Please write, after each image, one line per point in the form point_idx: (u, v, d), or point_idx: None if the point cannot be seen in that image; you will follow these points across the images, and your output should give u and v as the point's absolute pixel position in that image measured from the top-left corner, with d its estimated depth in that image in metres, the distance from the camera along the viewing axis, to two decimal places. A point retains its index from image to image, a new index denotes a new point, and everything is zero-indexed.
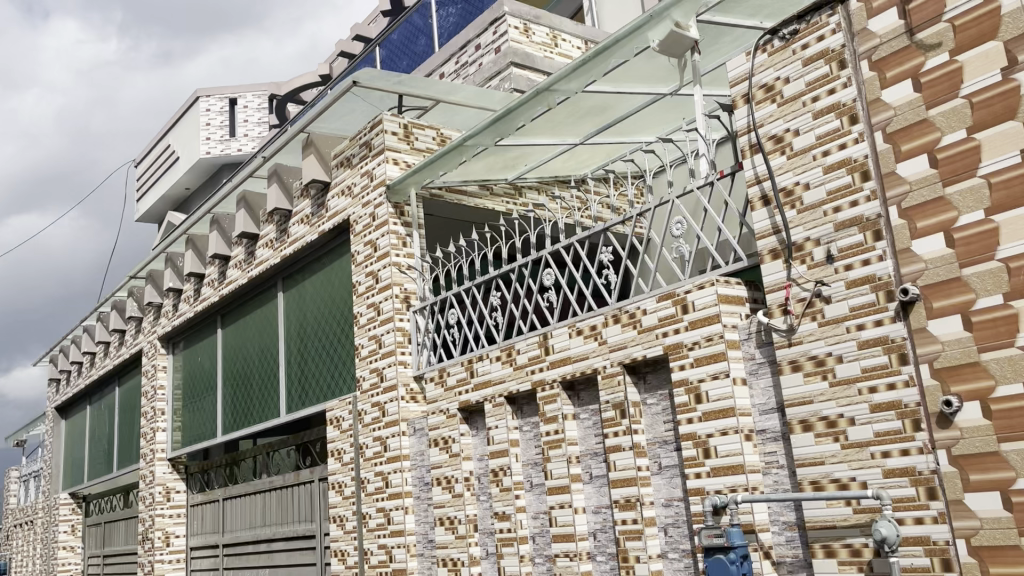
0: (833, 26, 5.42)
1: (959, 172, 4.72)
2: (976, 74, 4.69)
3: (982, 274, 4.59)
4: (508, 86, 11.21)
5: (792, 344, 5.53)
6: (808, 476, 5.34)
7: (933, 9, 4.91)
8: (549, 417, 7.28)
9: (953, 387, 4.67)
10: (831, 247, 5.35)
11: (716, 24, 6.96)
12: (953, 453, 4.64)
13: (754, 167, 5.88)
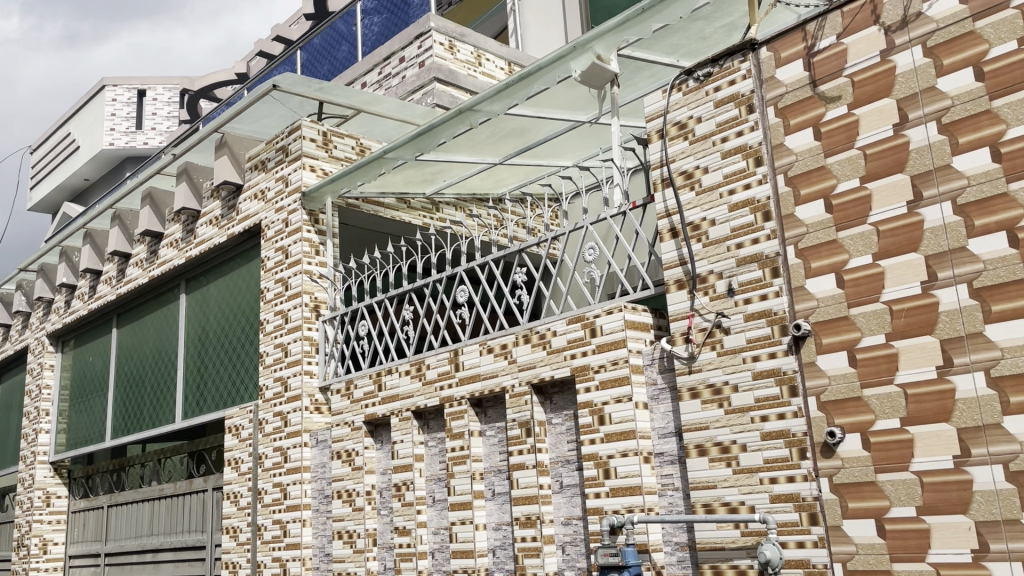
0: (744, 72, 5.73)
1: (852, 218, 5.06)
2: (871, 128, 5.05)
3: (868, 315, 4.93)
4: (430, 100, 11.29)
5: (692, 372, 5.76)
6: (701, 499, 5.58)
7: (835, 63, 5.26)
8: (454, 433, 7.35)
9: (837, 419, 4.99)
10: (732, 281, 5.62)
11: (636, 59, 7.27)
12: (835, 481, 4.95)
13: (664, 200, 6.12)
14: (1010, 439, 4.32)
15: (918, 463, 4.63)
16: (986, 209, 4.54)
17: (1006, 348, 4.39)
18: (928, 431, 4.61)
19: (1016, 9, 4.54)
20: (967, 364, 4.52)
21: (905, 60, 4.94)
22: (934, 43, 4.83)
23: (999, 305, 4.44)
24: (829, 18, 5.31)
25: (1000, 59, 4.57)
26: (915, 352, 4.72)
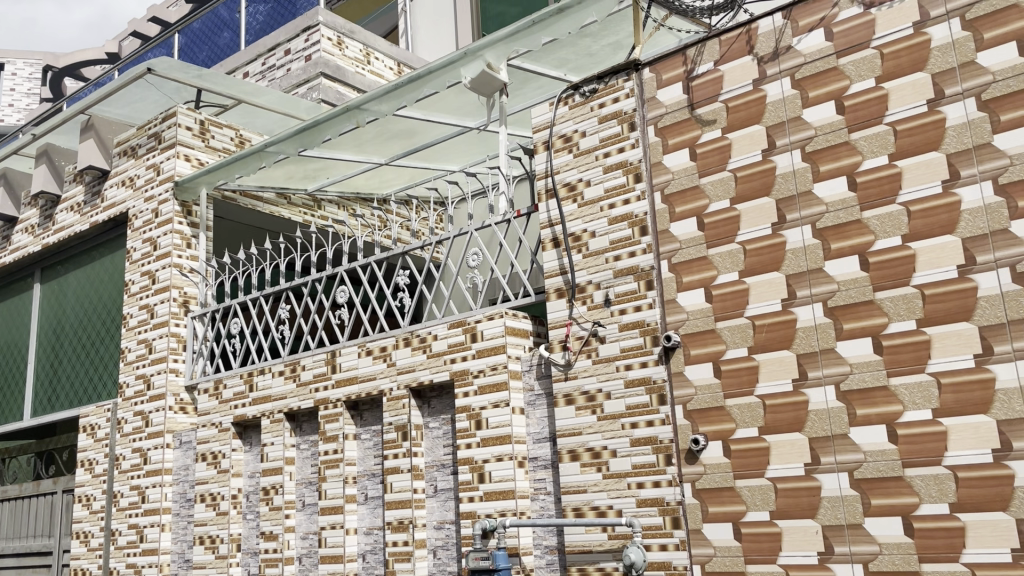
0: (627, 90, 5.93)
1: (722, 237, 5.32)
2: (741, 153, 5.32)
3: (733, 328, 5.18)
4: (315, 95, 11.03)
5: (568, 378, 5.90)
6: (571, 503, 5.72)
7: (711, 88, 5.51)
8: (328, 436, 7.23)
9: (702, 428, 5.23)
10: (609, 291, 5.79)
11: (525, 70, 7.36)
12: (697, 486, 5.19)
13: (547, 211, 6.25)
14: (855, 448, 4.64)
15: (773, 470, 4.91)
16: (842, 234, 4.86)
17: (855, 363, 4.71)
18: (783, 440, 4.90)
19: (875, 49, 4.86)
20: (820, 378, 4.83)
21: (775, 90, 5.22)
22: (802, 75, 5.12)
23: (850, 323, 4.76)
24: (708, 45, 5.56)
25: (860, 94, 4.88)
26: (774, 365, 5.00)
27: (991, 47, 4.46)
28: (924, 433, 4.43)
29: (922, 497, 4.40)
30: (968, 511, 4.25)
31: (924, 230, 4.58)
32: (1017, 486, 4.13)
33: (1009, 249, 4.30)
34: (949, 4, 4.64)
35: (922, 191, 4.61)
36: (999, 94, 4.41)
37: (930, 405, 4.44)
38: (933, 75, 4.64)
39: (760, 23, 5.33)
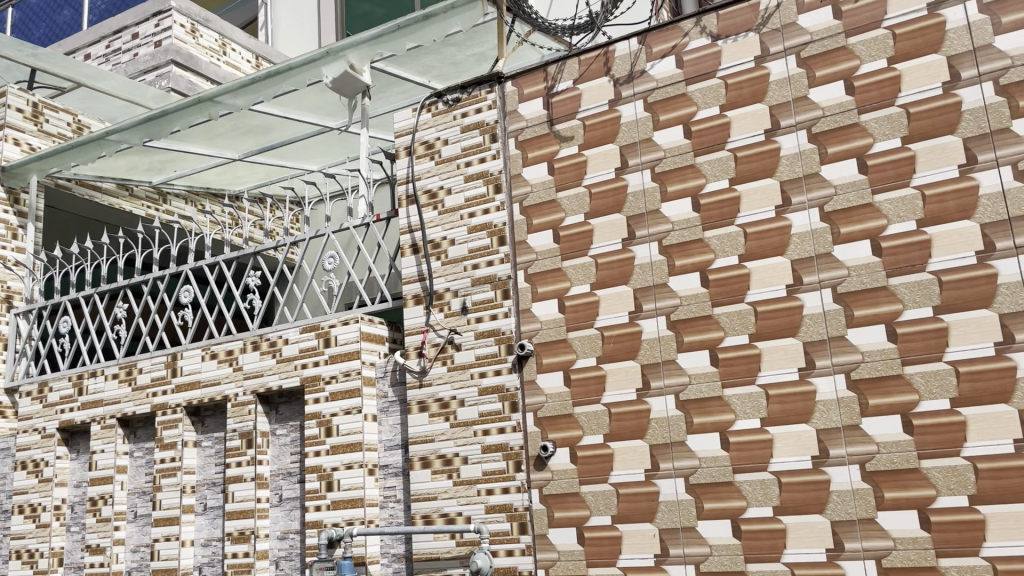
0: (489, 102, 6.01)
1: (576, 250, 5.46)
2: (596, 169, 5.50)
3: (583, 339, 5.32)
4: (165, 84, 10.42)
5: (422, 386, 5.89)
6: (420, 510, 5.71)
7: (570, 106, 5.68)
8: (165, 443, 6.86)
9: (551, 435, 5.33)
10: (466, 299, 5.83)
11: (389, 74, 7.29)
12: (544, 493, 5.29)
13: (407, 217, 6.24)
14: (691, 455, 4.87)
15: (615, 476, 5.07)
16: (685, 252, 5.10)
17: (693, 374, 4.95)
18: (625, 447, 5.07)
19: (720, 79, 5.16)
20: (661, 388, 5.03)
21: (629, 112, 5.45)
22: (654, 99, 5.37)
23: (691, 336, 4.99)
24: (568, 63, 5.73)
25: (705, 121, 5.17)
26: (619, 375, 5.16)
27: (822, 85, 4.84)
28: (753, 441, 4.71)
29: (750, 501, 4.67)
30: (789, 514, 4.55)
31: (758, 251, 4.88)
32: (832, 490, 4.46)
33: (832, 272, 4.65)
34: (787, 42, 4.99)
35: (758, 214, 4.92)
36: (827, 129, 4.79)
37: (759, 415, 4.72)
38: (771, 107, 4.98)
39: (616, 46, 5.55)
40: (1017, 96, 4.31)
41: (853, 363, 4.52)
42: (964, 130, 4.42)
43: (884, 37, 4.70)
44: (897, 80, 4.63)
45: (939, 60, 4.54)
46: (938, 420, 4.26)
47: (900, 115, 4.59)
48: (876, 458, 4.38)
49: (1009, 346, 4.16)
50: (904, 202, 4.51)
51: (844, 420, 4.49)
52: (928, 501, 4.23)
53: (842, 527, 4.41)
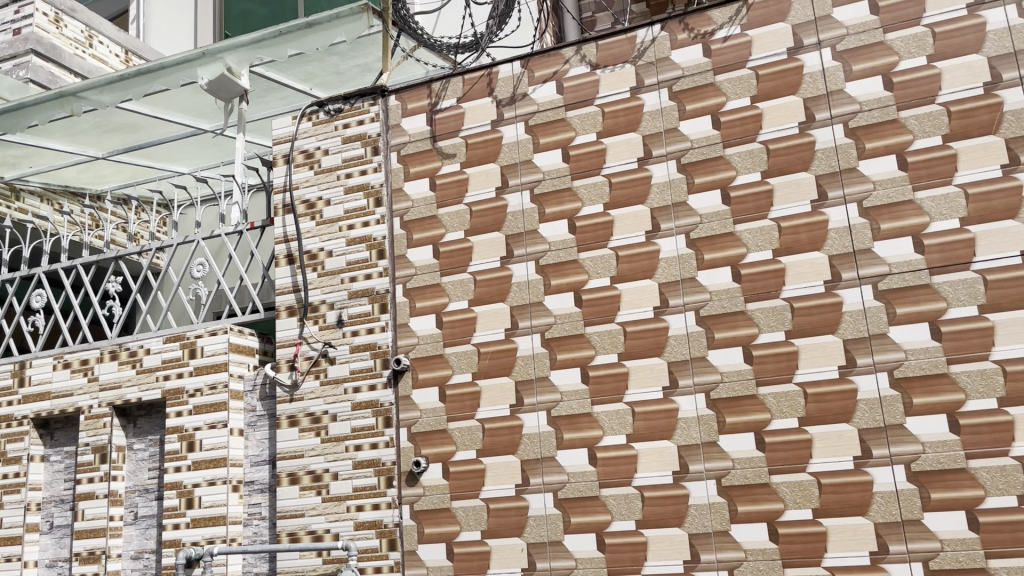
0: (372, 114, 5.98)
1: (454, 266, 5.51)
2: (477, 188, 5.57)
3: (459, 355, 5.36)
4: (22, 74, 9.52)
5: (293, 400, 5.76)
6: (286, 528, 5.57)
7: (453, 123, 5.74)
8: (8, 458, 6.40)
9: (423, 450, 5.33)
10: (342, 312, 5.76)
11: (268, 79, 7.12)
12: (415, 508, 5.28)
13: (283, 226, 6.11)
14: (560, 470, 4.97)
15: (486, 491, 5.12)
16: (560, 272, 5.23)
17: (565, 391, 5.06)
18: (497, 462, 5.13)
19: (598, 106, 5.35)
20: (534, 404, 5.12)
21: (510, 133, 5.56)
22: (535, 122, 5.50)
23: (563, 354, 5.11)
24: (452, 82, 5.80)
25: (583, 146, 5.34)
26: (493, 391, 5.23)
27: (692, 118, 5.10)
28: (619, 456, 4.86)
29: (614, 515, 4.81)
30: (651, 527, 4.73)
31: (629, 273, 5.07)
32: (690, 504, 4.67)
33: (695, 295, 4.89)
34: (660, 76, 5.23)
35: (629, 238, 5.11)
36: (695, 160, 5.05)
37: (624, 431, 4.88)
38: (644, 137, 5.20)
39: (500, 69, 5.66)
40: (863, 139, 4.70)
41: (712, 382, 4.76)
42: (817, 167, 4.76)
43: (748, 77, 5.01)
44: (758, 118, 4.95)
45: (796, 101, 4.88)
46: (788, 437, 4.55)
47: (761, 151, 4.90)
48: (731, 474, 4.62)
49: (851, 369, 4.50)
50: (762, 232, 4.81)
51: (703, 437, 4.71)
52: (777, 514, 4.49)
53: (699, 539, 4.62)
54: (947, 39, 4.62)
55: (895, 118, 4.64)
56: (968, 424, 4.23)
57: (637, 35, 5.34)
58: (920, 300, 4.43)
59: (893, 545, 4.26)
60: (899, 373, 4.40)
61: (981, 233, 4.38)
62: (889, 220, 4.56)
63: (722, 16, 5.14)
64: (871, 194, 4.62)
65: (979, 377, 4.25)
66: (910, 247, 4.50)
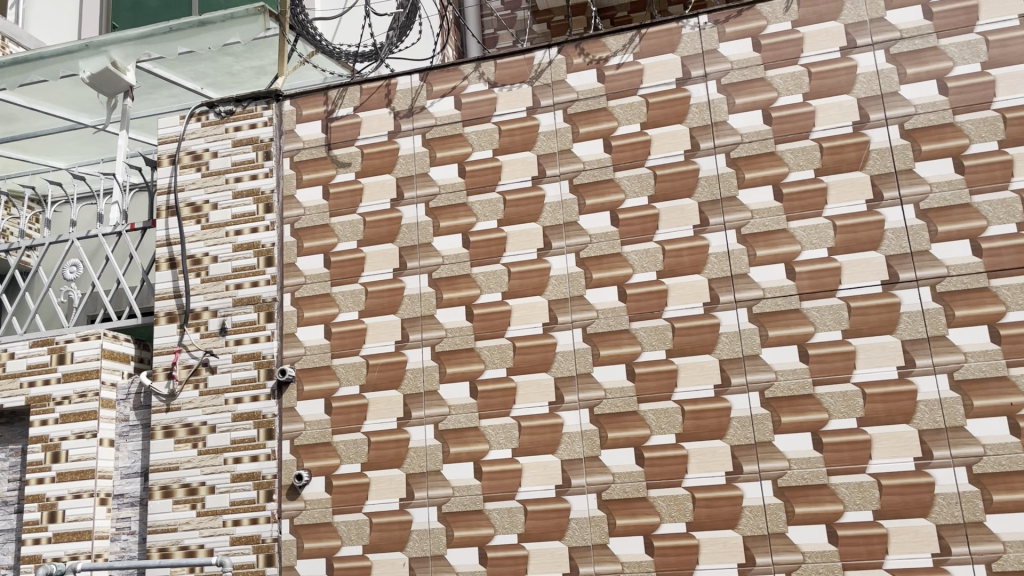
0: (265, 118, 5.85)
1: (346, 276, 5.45)
2: (371, 199, 5.53)
3: (347, 366, 5.30)
4: None
5: (169, 410, 5.54)
6: (157, 543, 5.33)
7: (350, 132, 5.68)
8: None
9: (306, 463, 5.22)
10: (226, 320, 5.59)
11: (157, 76, 6.85)
12: (294, 523, 5.15)
13: (166, 229, 5.88)
14: (446, 484, 4.97)
15: (369, 505, 5.06)
16: (453, 286, 5.24)
17: (453, 405, 5.07)
18: (382, 476, 5.08)
19: (494, 124, 5.41)
20: (421, 418, 5.10)
21: (407, 145, 5.55)
22: (432, 136, 5.52)
23: (453, 368, 5.12)
24: (349, 90, 5.76)
25: (479, 162, 5.39)
26: (380, 404, 5.19)
27: (585, 141, 5.24)
28: (503, 470, 4.90)
29: (497, 528, 4.84)
30: (532, 541, 4.78)
31: (520, 289, 5.13)
32: (571, 518, 4.74)
33: (583, 313, 4.99)
34: (556, 98, 5.35)
35: (521, 255, 5.18)
36: (586, 181, 5.17)
37: (510, 445, 4.92)
38: (539, 156, 5.29)
39: (398, 81, 5.66)
40: (743, 169, 4.94)
41: (596, 398, 4.86)
42: (701, 194, 4.97)
43: (638, 104, 5.19)
44: (647, 144, 5.12)
45: (683, 130, 5.09)
46: (665, 453, 4.70)
47: (648, 176, 5.07)
48: (611, 488, 4.73)
49: (726, 388, 4.69)
50: (648, 254, 4.97)
51: (585, 451, 4.81)
52: (653, 527, 4.63)
53: (578, 552, 4.70)
54: (822, 79, 4.93)
55: (772, 151, 4.91)
56: (830, 442, 4.48)
57: (535, 56, 5.45)
58: (790, 324, 4.68)
59: (759, 557, 4.46)
60: (770, 393, 4.63)
61: (847, 263, 4.67)
62: (765, 247, 4.81)
63: (616, 44, 5.31)
64: (749, 222, 4.86)
65: (841, 398, 4.52)
66: (782, 273, 4.75)
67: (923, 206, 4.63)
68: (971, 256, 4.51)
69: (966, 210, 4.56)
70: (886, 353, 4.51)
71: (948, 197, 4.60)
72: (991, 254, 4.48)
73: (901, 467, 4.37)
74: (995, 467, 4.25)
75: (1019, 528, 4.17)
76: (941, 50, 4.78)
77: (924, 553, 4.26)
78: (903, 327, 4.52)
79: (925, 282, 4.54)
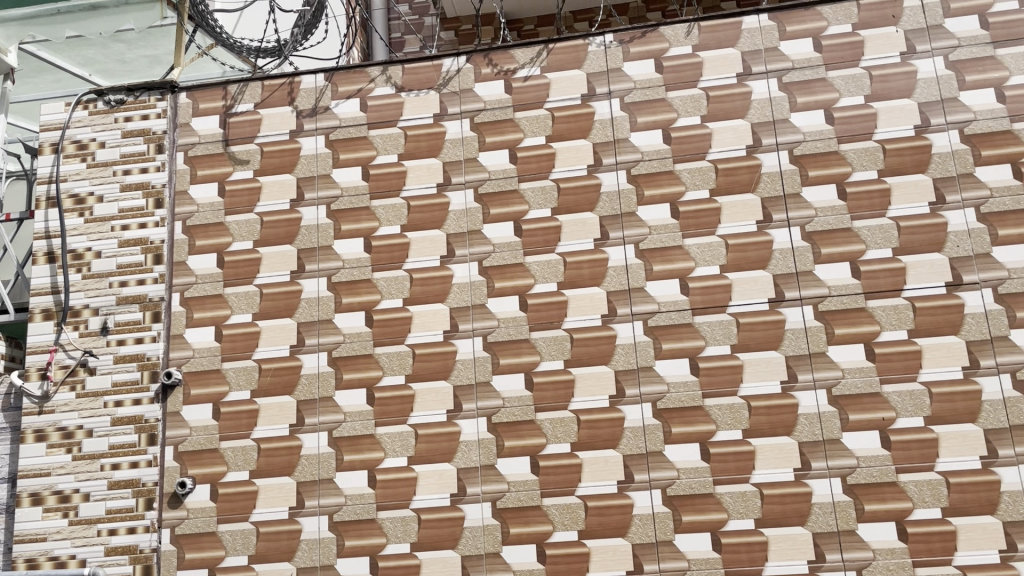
0: (159, 110, 5.61)
1: (240, 277, 5.28)
2: (269, 198, 5.38)
3: (238, 370, 5.12)
4: None
5: (42, 413, 5.20)
6: (23, 554, 4.99)
7: (249, 129, 5.53)
8: None
9: (190, 470, 5.00)
10: (108, 319, 5.31)
11: (41, 59, 6.46)
12: (176, 532, 4.92)
13: (45, 220, 5.51)
14: (337, 492, 4.86)
15: (257, 514, 4.89)
16: (352, 290, 5.15)
17: (348, 412, 4.97)
18: (271, 484, 4.93)
19: (400, 129, 5.37)
20: (315, 425, 4.98)
21: (309, 145, 5.43)
22: (336, 137, 5.42)
23: (349, 374, 5.03)
24: (250, 86, 5.61)
25: (383, 166, 5.33)
26: (272, 410, 5.04)
27: (490, 150, 5.26)
28: (398, 478, 4.84)
29: (389, 537, 4.76)
30: (425, 550, 4.73)
31: (421, 296, 5.09)
32: (465, 527, 4.72)
33: (483, 322, 5.00)
34: (463, 106, 5.35)
35: (424, 262, 5.15)
36: (491, 191, 5.20)
37: (406, 453, 4.87)
38: (444, 164, 5.28)
39: (303, 79, 5.56)
40: (642, 186, 5.06)
41: (494, 407, 4.87)
42: (602, 209, 5.07)
43: (544, 117, 5.25)
44: (552, 157, 5.19)
45: (586, 145, 5.18)
46: (560, 462, 4.74)
47: (552, 189, 5.14)
48: (505, 496, 4.73)
49: (620, 399, 4.78)
50: (549, 265, 5.03)
51: (482, 460, 4.81)
52: (545, 535, 4.65)
53: (471, 561, 4.68)
54: (719, 103, 5.12)
55: (671, 170, 5.06)
56: (717, 453, 4.63)
57: (443, 63, 5.46)
58: (683, 337, 4.82)
59: (647, 565, 4.55)
60: (661, 405, 4.74)
61: (737, 280, 4.85)
62: (661, 262, 4.93)
63: (524, 56, 5.38)
64: (647, 237, 4.98)
65: (728, 410, 4.68)
66: (677, 288, 4.89)
67: (808, 229, 4.86)
68: (850, 277, 4.76)
69: (847, 234, 4.82)
70: (771, 368, 4.71)
71: (831, 221, 4.85)
72: (868, 276, 4.75)
73: (782, 478, 4.56)
74: (867, 478, 4.49)
75: (888, 537, 4.41)
76: (828, 81, 5.06)
77: (800, 560, 4.45)
78: (787, 342, 4.73)
79: (808, 301, 4.76)
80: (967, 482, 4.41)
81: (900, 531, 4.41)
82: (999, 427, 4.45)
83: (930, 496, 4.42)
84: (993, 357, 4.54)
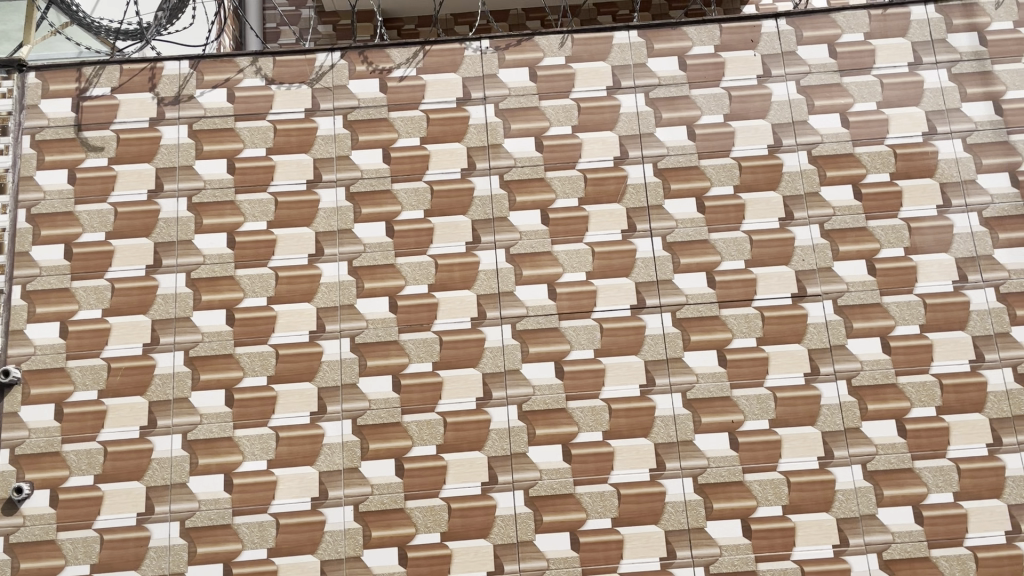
0: (4, 89, 5.23)
1: (90, 270, 4.98)
2: (125, 188, 5.12)
3: (84, 369, 4.84)
4: None
5: None
6: None
7: (104, 114, 5.24)
8: None
9: (28, 475, 4.68)
10: None
11: None
12: (10, 541, 4.59)
13: None
14: (191, 498, 4.67)
15: (101, 521, 4.63)
16: (213, 287, 4.97)
17: (205, 414, 4.79)
18: (118, 488, 4.68)
19: (270, 122, 5.22)
20: (168, 427, 4.77)
21: (170, 134, 5.20)
22: (200, 127, 5.22)
23: (207, 374, 4.84)
24: (107, 70, 5.33)
25: (249, 160, 5.16)
26: (121, 411, 4.78)
27: (363, 149, 5.20)
28: (256, 482, 4.69)
29: (245, 543, 4.61)
30: (282, 555, 4.61)
31: (287, 295, 4.97)
32: (325, 531, 4.64)
33: (351, 323, 4.93)
34: (336, 102, 5.27)
35: (291, 259, 5.02)
36: (363, 190, 5.13)
37: (266, 456, 4.73)
38: (315, 160, 5.18)
39: (166, 65, 5.32)
40: (514, 192, 5.13)
41: (359, 410, 4.80)
42: (474, 213, 5.10)
43: (419, 118, 5.24)
44: (426, 159, 5.18)
45: (460, 148, 5.20)
46: (424, 464, 4.73)
47: (425, 191, 5.13)
48: (368, 500, 4.68)
49: (487, 401, 4.82)
50: (419, 267, 5.02)
51: (344, 463, 4.73)
52: (407, 538, 4.63)
53: (330, 566, 4.60)
54: (589, 114, 5.26)
55: (542, 177, 5.15)
56: (578, 454, 4.75)
57: (316, 58, 5.35)
58: (549, 341, 4.91)
59: (507, 565, 4.61)
60: (526, 407, 4.81)
61: (602, 286, 4.99)
62: (530, 267, 5.01)
63: (400, 56, 5.35)
64: (517, 242, 5.05)
65: (589, 412, 4.81)
66: (545, 293, 4.98)
67: (669, 239, 5.06)
68: (705, 287, 4.99)
69: (704, 246, 5.05)
70: (630, 372, 4.87)
71: (691, 232, 5.08)
72: (723, 286, 4.99)
73: (638, 478, 4.72)
74: (716, 478, 4.72)
75: (733, 533, 4.65)
76: (692, 99, 5.29)
77: (653, 557, 4.62)
78: (646, 348, 4.90)
79: (667, 308, 4.96)
80: (806, 481, 4.71)
81: (744, 528, 4.66)
82: (835, 429, 4.78)
83: (772, 494, 4.70)
84: (831, 364, 4.88)
